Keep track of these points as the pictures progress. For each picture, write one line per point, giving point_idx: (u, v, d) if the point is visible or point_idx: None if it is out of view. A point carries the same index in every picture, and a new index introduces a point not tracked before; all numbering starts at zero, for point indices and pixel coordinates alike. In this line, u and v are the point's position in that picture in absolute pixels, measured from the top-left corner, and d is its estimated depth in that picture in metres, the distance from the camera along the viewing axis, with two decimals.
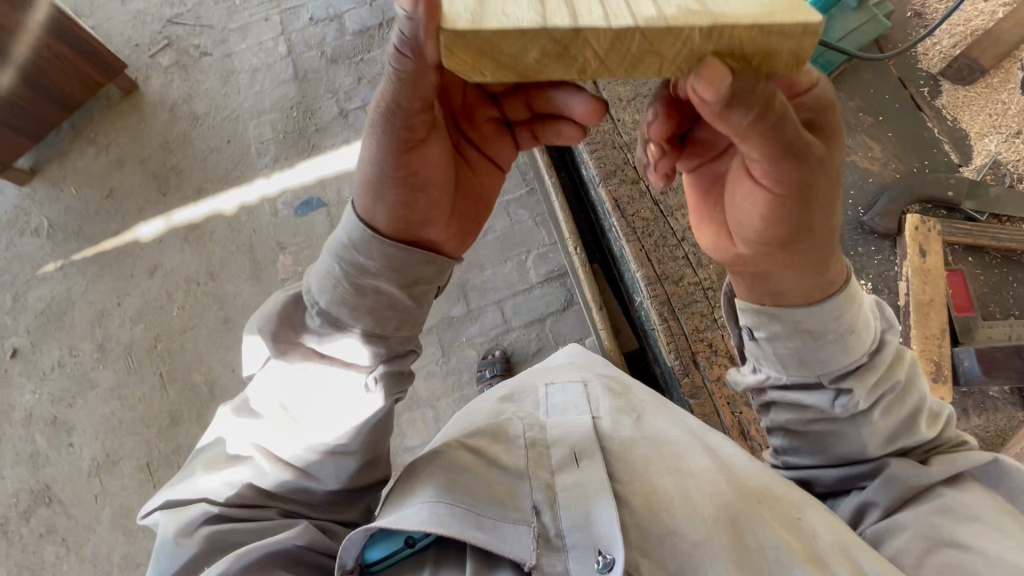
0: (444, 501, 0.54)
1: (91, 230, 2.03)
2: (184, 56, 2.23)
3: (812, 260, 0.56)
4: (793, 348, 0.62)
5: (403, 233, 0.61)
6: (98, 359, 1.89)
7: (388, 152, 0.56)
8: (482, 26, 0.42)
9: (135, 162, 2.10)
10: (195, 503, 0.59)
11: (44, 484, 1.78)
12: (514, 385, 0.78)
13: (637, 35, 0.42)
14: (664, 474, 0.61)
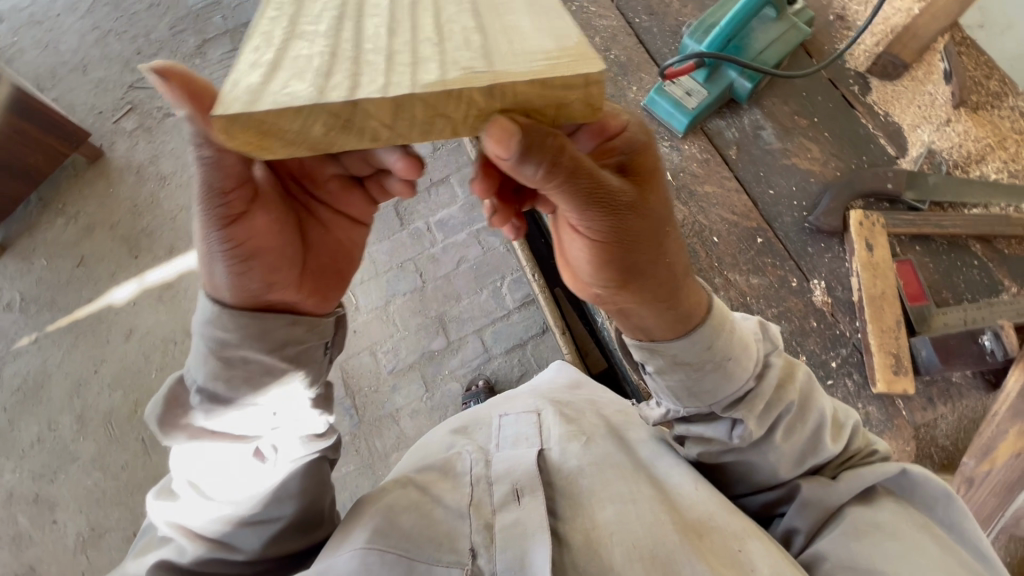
0: (376, 547, 0.55)
1: (64, 299, 2.02)
2: (148, 119, 2.26)
3: (652, 288, 0.58)
4: (680, 380, 0.61)
5: (256, 304, 0.61)
6: (77, 430, 1.85)
7: (212, 228, 0.56)
8: (254, 109, 0.37)
9: (105, 227, 2.10)
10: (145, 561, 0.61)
11: (29, 567, 1.72)
12: (470, 418, 0.79)
13: (417, 101, 0.38)
14: (607, 505, 0.61)
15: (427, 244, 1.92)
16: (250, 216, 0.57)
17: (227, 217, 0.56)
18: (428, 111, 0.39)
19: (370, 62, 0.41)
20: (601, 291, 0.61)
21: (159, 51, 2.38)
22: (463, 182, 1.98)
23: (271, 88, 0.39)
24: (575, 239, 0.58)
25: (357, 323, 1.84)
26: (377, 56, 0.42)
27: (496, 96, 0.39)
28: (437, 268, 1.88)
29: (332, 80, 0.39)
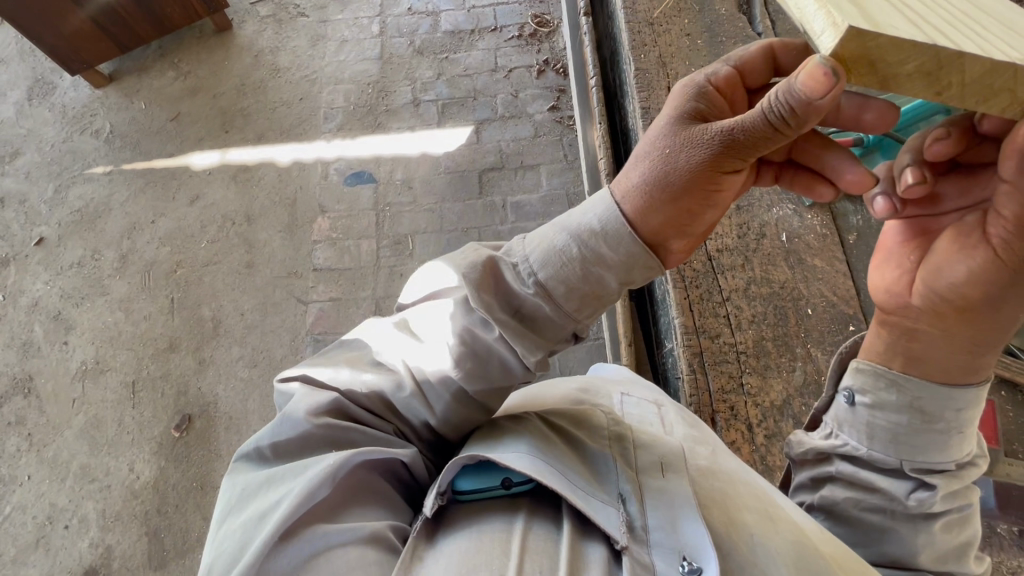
0: (547, 457, 0.53)
1: (148, 146, 2.08)
2: (282, 12, 2.33)
3: (992, 339, 0.56)
4: (895, 422, 0.62)
5: (649, 237, 0.57)
6: (117, 268, 1.90)
7: (694, 156, 0.53)
8: (884, 32, 0.39)
9: (208, 95, 2.16)
10: (326, 389, 0.58)
11: (28, 375, 1.77)
12: (585, 382, 0.76)
13: (1015, 73, 0.41)
14: (751, 510, 0.56)
15: (498, 221, 1.94)
16: (740, 170, 0.55)
17: (711, 158, 0.53)
18: (931, 66, 0.41)
19: (946, 24, 0.43)
20: (918, 309, 0.58)
21: None
22: (551, 176, 2.00)
23: (880, 18, 0.41)
24: (960, 254, 0.54)
25: (406, 269, 1.87)
26: (930, 16, 0.44)
27: None
28: None
29: (919, 25, 0.42)
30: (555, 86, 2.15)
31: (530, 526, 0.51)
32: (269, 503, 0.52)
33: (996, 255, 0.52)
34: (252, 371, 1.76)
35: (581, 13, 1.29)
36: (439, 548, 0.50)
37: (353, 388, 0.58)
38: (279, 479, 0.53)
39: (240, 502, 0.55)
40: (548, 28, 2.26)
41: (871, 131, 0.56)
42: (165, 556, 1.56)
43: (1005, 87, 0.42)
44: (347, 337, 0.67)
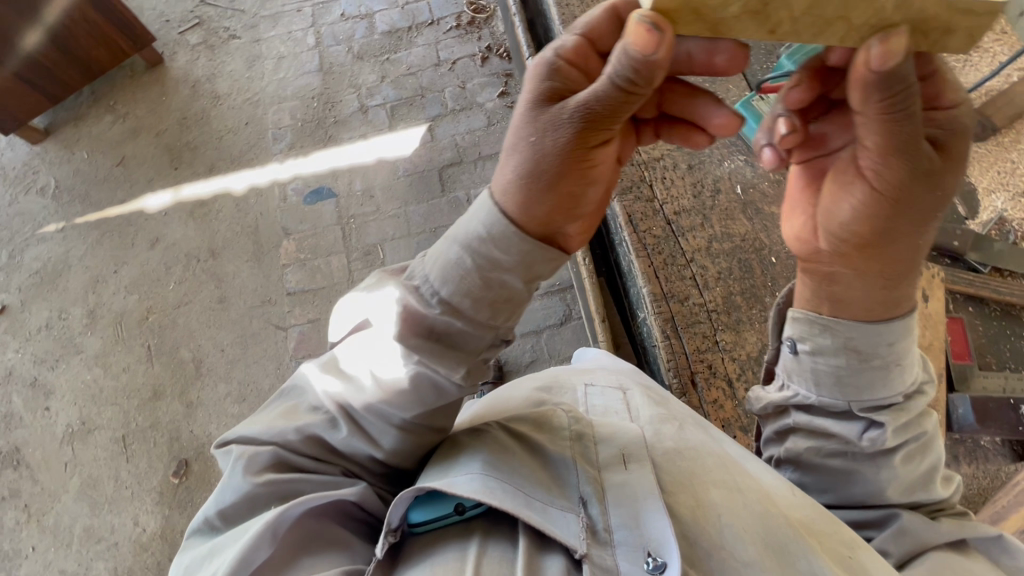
0: (496, 475, 0.53)
1: (97, 195, 2.02)
2: (213, 37, 2.26)
3: (897, 263, 0.59)
4: (834, 365, 0.64)
5: (542, 228, 0.58)
6: (87, 325, 1.86)
7: (563, 139, 0.54)
8: None
9: (151, 134, 2.10)
10: (262, 442, 0.57)
11: (14, 446, 1.73)
12: (549, 378, 0.77)
13: (834, 2, 0.48)
14: (714, 487, 0.59)
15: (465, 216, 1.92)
16: (608, 142, 0.57)
17: (579, 136, 0.54)
18: (756, 6, 0.49)
19: None
20: (829, 250, 0.62)
21: None
22: None
23: None
24: (842, 194, 0.58)
25: None
26: None
27: (864, 11, 0.48)
28: None
29: None
30: (501, 70, 2.12)
31: (482, 552, 0.51)
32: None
33: (869, 187, 0.55)
34: (242, 405, 1.74)
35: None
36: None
37: (286, 437, 0.57)
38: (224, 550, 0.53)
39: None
40: (485, 13, 2.23)
41: (724, 74, 0.57)
42: None
43: (834, 14, 0.49)
44: (282, 387, 0.64)
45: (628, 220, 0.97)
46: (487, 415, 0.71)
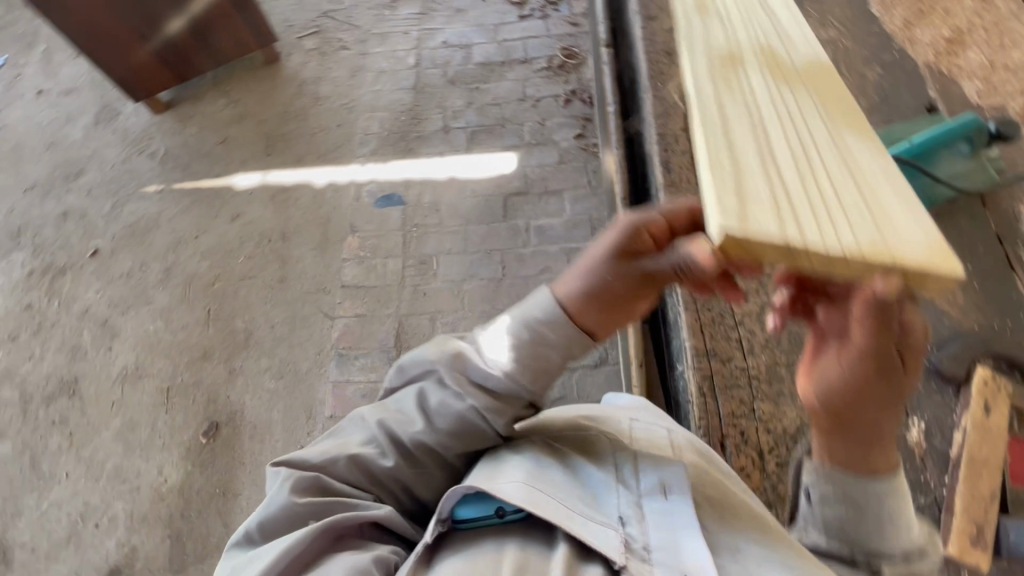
0: (541, 483, 0.57)
1: (198, 167, 2.22)
2: (326, 45, 2.48)
3: (858, 453, 0.61)
4: (839, 516, 0.63)
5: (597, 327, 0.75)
6: (161, 280, 2.02)
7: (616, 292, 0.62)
8: (751, 235, 0.40)
9: (254, 121, 2.31)
10: (307, 468, 0.66)
11: (74, 377, 1.88)
12: (590, 408, 0.74)
13: (849, 261, 0.40)
14: (755, 528, 0.58)
15: (521, 244, 1.97)
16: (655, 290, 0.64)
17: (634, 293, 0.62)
18: (787, 250, 0.40)
19: (801, 204, 0.43)
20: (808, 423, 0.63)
21: None
22: (575, 201, 2.04)
23: (743, 215, 0.41)
24: (815, 377, 0.59)
25: (429, 288, 1.92)
26: (788, 193, 0.44)
27: (872, 274, 0.41)
28: (522, 268, 1.93)
29: (785, 218, 0.42)
30: (581, 114, 2.21)
31: (521, 551, 0.55)
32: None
33: (836, 385, 0.57)
34: (278, 382, 1.82)
35: (602, 45, 1.34)
36: (434, 572, 0.55)
37: (336, 463, 0.66)
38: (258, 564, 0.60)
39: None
40: (576, 59, 2.34)
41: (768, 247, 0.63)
42: (187, 560, 1.62)
43: (849, 267, 0.41)
44: (333, 427, 0.73)
45: None
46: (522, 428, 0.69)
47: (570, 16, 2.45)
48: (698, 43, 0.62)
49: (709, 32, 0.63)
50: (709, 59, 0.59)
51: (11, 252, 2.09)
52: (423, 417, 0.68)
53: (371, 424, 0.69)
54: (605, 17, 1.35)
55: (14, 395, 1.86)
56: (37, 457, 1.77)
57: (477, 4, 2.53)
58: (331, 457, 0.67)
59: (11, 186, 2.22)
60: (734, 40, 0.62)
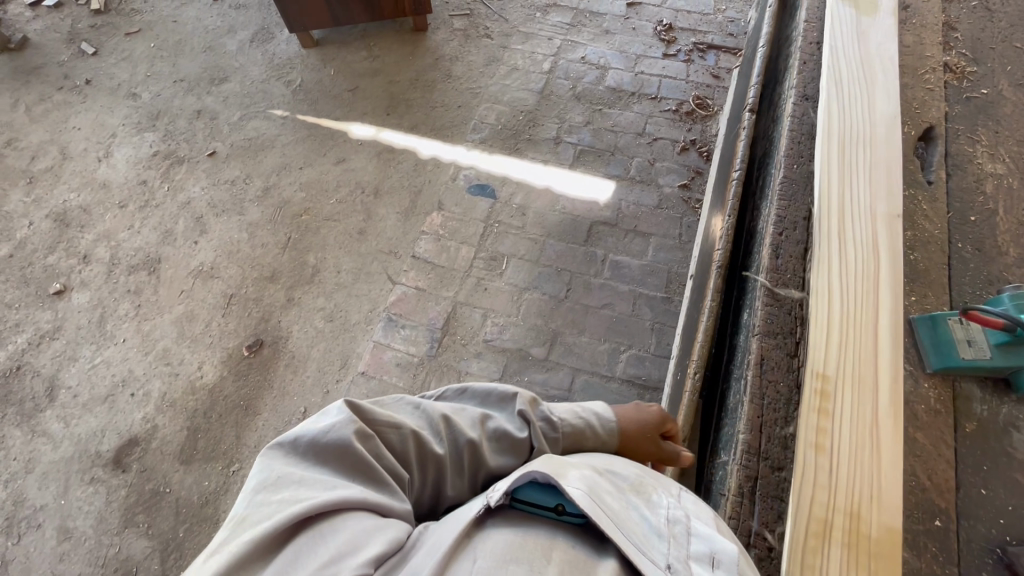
0: (594, 502, 0.64)
1: (323, 106, 2.35)
2: (473, 29, 2.55)
3: None
4: None
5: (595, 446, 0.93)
6: (257, 197, 2.14)
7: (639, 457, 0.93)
8: None
9: (386, 80, 2.42)
10: (367, 427, 0.71)
11: (158, 257, 2.03)
12: (640, 470, 0.78)
13: None
14: None
15: (592, 273, 1.95)
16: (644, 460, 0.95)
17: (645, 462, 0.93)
18: None
19: None
20: None
21: None
22: (659, 248, 1.99)
23: None
24: None
25: (491, 286, 1.93)
26: None
27: None
28: (585, 296, 1.91)
29: None
30: (694, 166, 2.16)
31: (570, 547, 0.63)
32: (300, 500, 0.60)
33: None
34: (326, 324, 1.89)
35: (747, 107, 1.28)
36: (485, 533, 0.63)
37: (401, 429, 0.74)
38: (310, 484, 0.63)
39: (259, 493, 0.61)
40: (706, 111, 2.28)
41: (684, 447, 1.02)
42: (195, 455, 1.71)
43: None
44: (384, 398, 0.79)
45: (758, 363, 0.91)
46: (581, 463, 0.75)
47: (714, 68, 2.40)
48: (803, 494, 0.79)
49: (816, 482, 0.79)
50: (806, 524, 0.76)
51: (145, 132, 2.29)
52: (479, 428, 0.80)
53: (433, 410, 0.79)
54: (759, 80, 1.28)
55: (106, 256, 2.04)
56: (106, 316, 1.93)
57: (627, 30, 2.53)
58: (393, 423, 0.74)
59: (164, 74, 2.44)
60: (836, 499, 0.78)
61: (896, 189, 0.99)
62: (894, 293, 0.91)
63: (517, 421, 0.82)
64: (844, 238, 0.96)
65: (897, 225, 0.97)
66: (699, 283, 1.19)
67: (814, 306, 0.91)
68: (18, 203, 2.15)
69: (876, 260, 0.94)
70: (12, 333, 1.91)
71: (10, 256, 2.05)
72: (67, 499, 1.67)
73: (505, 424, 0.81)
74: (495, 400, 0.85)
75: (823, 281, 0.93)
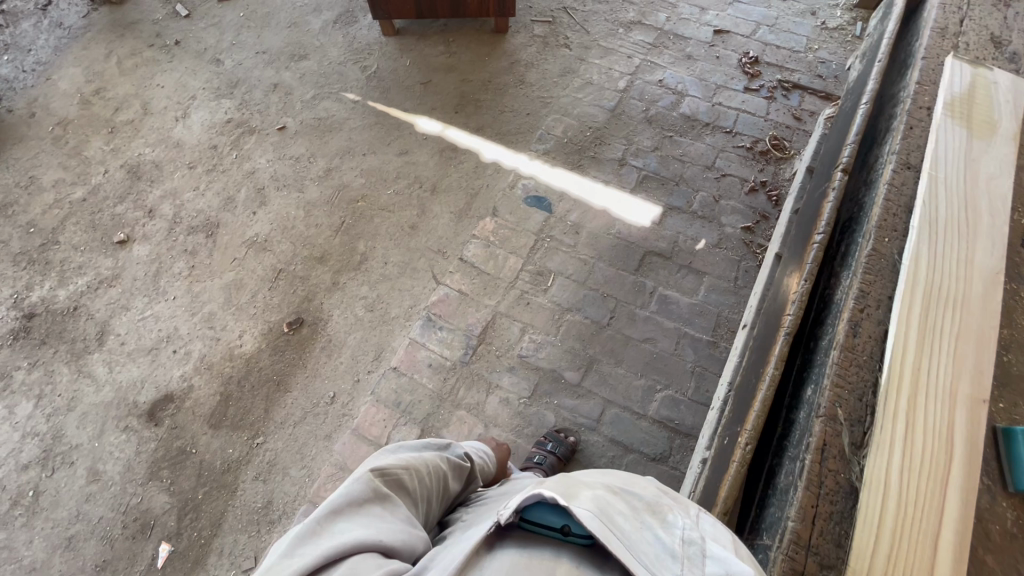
0: (599, 522, 0.74)
1: (394, 95, 2.37)
2: (552, 37, 2.52)
3: None
4: None
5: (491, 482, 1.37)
6: (319, 176, 2.17)
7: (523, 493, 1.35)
8: None
9: (459, 78, 2.41)
10: (365, 488, 0.95)
11: (217, 222, 2.09)
12: (658, 497, 0.84)
13: None
14: None
15: (638, 304, 1.90)
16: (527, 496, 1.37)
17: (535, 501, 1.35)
18: None
19: None
20: None
21: (606, 2, 2.62)
22: (711, 289, 1.92)
23: None
24: None
25: (534, 301, 1.90)
26: None
27: None
28: (628, 327, 1.86)
29: None
30: (761, 209, 2.07)
31: (574, 566, 0.74)
32: (319, 546, 0.81)
33: None
34: (367, 314, 1.90)
35: (840, 164, 1.20)
36: (497, 556, 0.77)
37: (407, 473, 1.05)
38: (329, 533, 0.84)
39: (290, 542, 0.83)
40: (782, 154, 2.18)
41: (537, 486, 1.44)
42: (224, 422, 1.75)
43: None
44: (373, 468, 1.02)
45: (819, 448, 0.85)
46: (592, 488, 0.85)
47: (797, 108, 2.29)
48: None
49: None
50: None
51: (222, 98, 2.36)
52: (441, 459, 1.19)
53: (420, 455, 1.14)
54: (857, 138, 1.20)
55: (169, 213, 2.11)
56: (161, 272, 2.00)
57: (710, 58, 2.44)
58: (404, 467, 1.05)
59: (247, 44, 2.50)
60: None
61: (984, 374, 0.87)
62: (963, 503, 0.78)
63: (458, 457, 1.26)
64: (913, 420, 0.84)
65: (982, 411, 0.85)
66: (760, 345, 1.13)
67: (866, 499, 0.80)
68: (97, 151, 2.25)
69: (949, 455, 0.82)
70: (74, 275, 2.00)
71: (83, 200, 2.14)
72: (100, 443, 1.73)
73: (456, 458, 1.24)
74: (435, 447, 1.24)
75: (881, 468, 0.81)
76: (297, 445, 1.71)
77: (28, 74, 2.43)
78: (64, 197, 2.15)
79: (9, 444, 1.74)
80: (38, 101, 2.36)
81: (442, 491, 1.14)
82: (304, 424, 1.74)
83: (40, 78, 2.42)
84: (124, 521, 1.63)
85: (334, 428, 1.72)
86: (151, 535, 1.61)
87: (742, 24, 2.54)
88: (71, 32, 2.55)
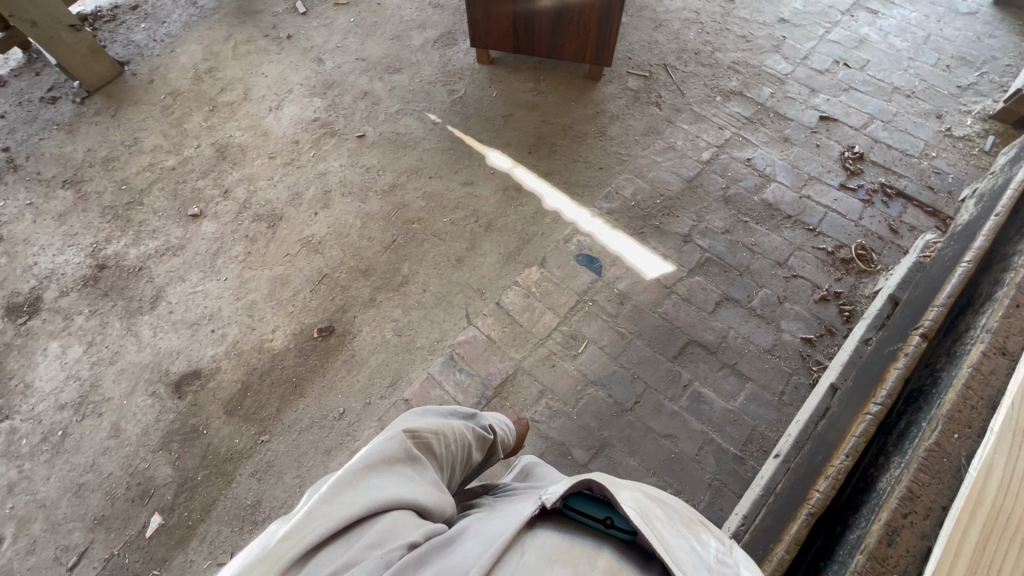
0: (643, 518, 0.69)
1: (473, 124, 2.38)
2: (644, 92, 2.44)
3: None
4: None
5: (507, 455, 1.35)
6: (383, 191, 2.21)
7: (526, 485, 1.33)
8: None
9: (540, 118, 2.39)
10: (395, 446, 0.89)
11: (281, 215, 2.18)
12: (688, 517, 0.75)
13: None
14: None
15: (668, 395, 1.78)
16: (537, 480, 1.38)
17: None
18: None
19: None
20: None
21: (710, 66, 2.51)
22: (751, 398, 1.77)
23: None
24: None
25: (559, 365, 1.83)
26: None
27: None
28: (651, 417, 1.74)
29: None
30: (828, 322, 1.89)
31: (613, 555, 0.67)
32: (356, 501, 0.74)
33: None
34: (394, 338, 1.91)
35: (920, 327, 1.05)
36: (536, 534, 0.70)
37: (433, 440, 0.99)
38: (364, 486, 0.78)
39: (321, 494, 0.76)
40: (867, 266, 1.98)
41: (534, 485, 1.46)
42: (238, 411, 1.81)
43: None
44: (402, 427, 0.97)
45: None
46: (635, 489, 0.79)
47: (896, 219, 2.08)
48: None
49: None
50: None
51: (315, 96, 2.47)
52: (471, 429, 1.14)
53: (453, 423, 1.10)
54: (945, 302, 1.04)
55: (241, 197, 2.22)
56: (220, 251, 2.11)
57: (808, 145, 2.28)
58: (433, 432, 1.00)
59: (350, 49, 2.61)
60: None
61: None
62: None
63: (482, 427, 1.22)
64: None
65: None
66: (779, 509, 1.01)
67: None
68: (195, 125, 2.41)
69: None
70: (146, 238, 2.15)
71: (173, 168, 2.30)
72: (128, 402, 1.84)
73: (481, 428, 1.20)
74: (460, 416, 1.19)
75: None
76: (297, 452, 1.73)
77: (157, 43, 2.66)
78: (158, 162, 2.32)
79: (53, 382, 1.89)
80: (158, 70, 2.58)
81: (464, 460, 1.10)
82: (309, 433, 1.76)
83: (165, 49, 2.64)
84: (128, 483, 1.71)
85: (335, 445, 1.73)
86: (147, 503, 1.68)
87: (853, 114, 2.35)
88: (201, 11, 2.77)
